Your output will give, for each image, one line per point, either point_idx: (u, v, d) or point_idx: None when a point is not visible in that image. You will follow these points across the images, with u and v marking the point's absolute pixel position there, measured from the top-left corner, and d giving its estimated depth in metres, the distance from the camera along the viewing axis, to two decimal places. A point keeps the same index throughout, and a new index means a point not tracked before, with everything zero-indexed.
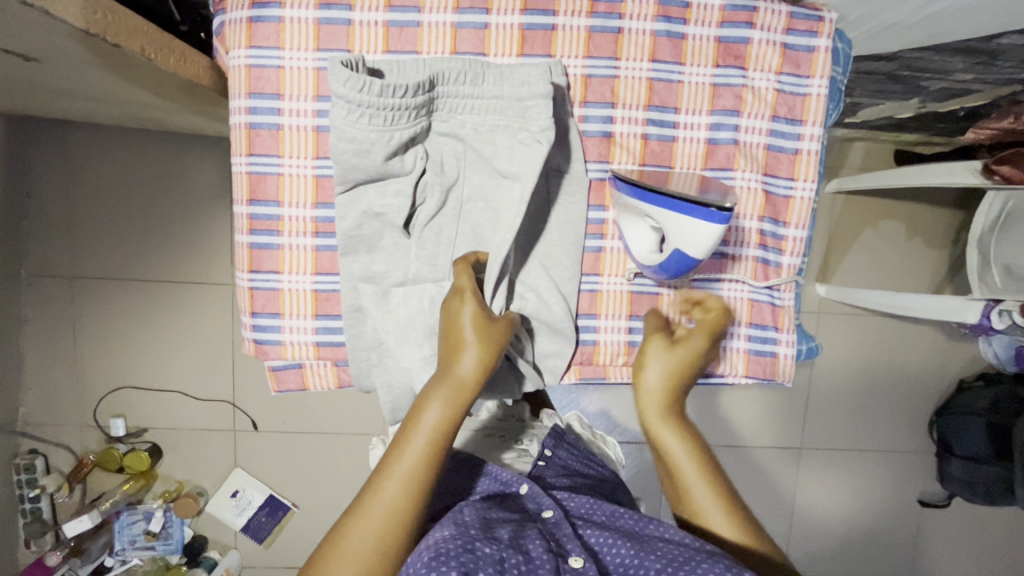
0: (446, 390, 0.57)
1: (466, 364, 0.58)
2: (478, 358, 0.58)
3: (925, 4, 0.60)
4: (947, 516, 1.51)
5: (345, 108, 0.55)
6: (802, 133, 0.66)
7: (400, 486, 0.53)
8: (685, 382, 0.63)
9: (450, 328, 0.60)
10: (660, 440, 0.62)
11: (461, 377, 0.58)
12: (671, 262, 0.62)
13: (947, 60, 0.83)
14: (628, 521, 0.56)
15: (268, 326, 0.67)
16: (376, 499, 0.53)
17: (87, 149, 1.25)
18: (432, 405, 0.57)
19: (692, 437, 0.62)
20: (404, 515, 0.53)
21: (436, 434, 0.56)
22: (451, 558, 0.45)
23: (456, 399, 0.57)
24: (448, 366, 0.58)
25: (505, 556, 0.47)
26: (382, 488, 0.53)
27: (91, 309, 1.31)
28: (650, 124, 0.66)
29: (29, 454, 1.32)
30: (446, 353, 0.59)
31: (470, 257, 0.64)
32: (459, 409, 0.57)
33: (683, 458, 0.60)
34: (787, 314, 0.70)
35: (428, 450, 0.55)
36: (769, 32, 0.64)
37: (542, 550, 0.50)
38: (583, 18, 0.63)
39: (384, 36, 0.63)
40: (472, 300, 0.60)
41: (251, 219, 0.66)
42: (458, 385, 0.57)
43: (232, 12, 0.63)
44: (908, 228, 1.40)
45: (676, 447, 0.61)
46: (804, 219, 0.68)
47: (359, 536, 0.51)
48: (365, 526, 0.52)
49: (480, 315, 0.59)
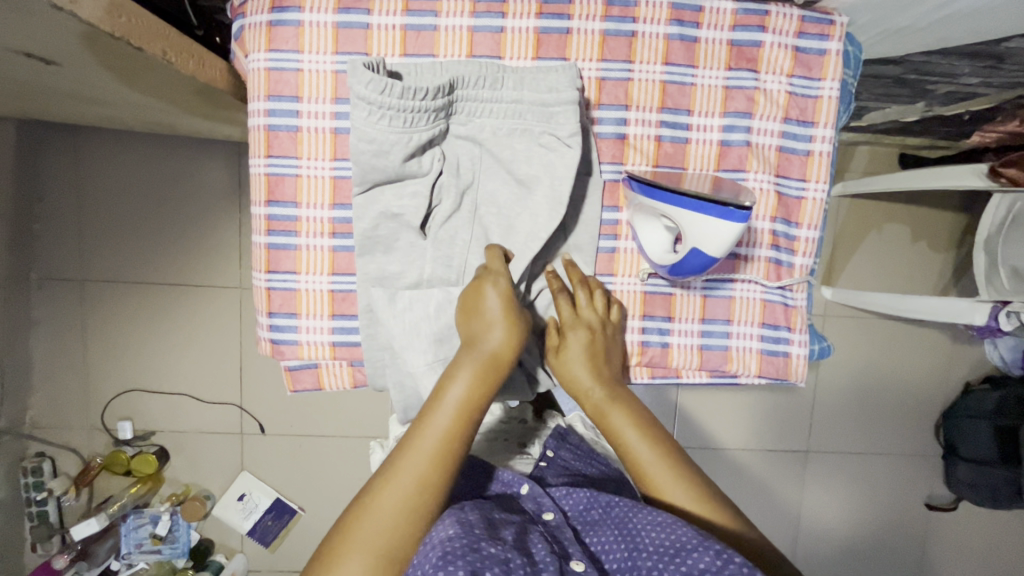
0: (473, 363, 0.59)
1: (494, 339, 0.60)
2: (505, 333, 0.60)
3: (935, 8, 0.61)
4: (955, 519, 1.51)
5: (365, 109, 0.56)
6: (814, 135, 0.67)
7: (431, 454, 0.55)
8: (605, 363, 0.66)
9: (476, 306, 0.61)
10: (608, 425, 0.64)
11: (488, 352, 0.60)
12: (688, 261, 0.62)
13: (953, 64, 0.84)
14: (622, 509, 0.54)
15: (285, 326, 0.68)
16: (405, 467, 0.55)
17: (98, 153, 1.26)
18: (459, 378, 0.59)
19: (642, 419, 0.64)
20: (433, 481, 0.55)
21: (462, 406, 0.58)
22: (459, 557, 0.45)
23: (484, 372, 0.59)
24: (475, 342, 0.60)
25: (510, 556, 0.47)
26: (411, 458, 0.55)
27: (99, 312, 1.32)
28: (664, 125, 0.67)
29: (36, 457, 1.32)
30: (472, 331, 0.61)
31: (499, 251, 0.63)
32: (486, 384, 0.59)
33: (636, 442, 0.62)
34: (800, 315, 0.70)
35: (455, 421, 0.57)
36: (781, 35, 0.65)
37: (545, 552, 0.49)
38: (597, 22, 0.64)
39: (402, 39, 0.64)
40: (500, 281, 0.61)
41: (269, 220, 0.66)
42: (487, 358, 0.60)
43: (252, 16, 0.64)
44: (912, 231, 1.40)
45: (630, 433, 0.63)
46: (816, 220, 0.69)
47: (389, 501, 0.53)
48: (394, 491, 0.53)
49: (507, 293, 0.61)
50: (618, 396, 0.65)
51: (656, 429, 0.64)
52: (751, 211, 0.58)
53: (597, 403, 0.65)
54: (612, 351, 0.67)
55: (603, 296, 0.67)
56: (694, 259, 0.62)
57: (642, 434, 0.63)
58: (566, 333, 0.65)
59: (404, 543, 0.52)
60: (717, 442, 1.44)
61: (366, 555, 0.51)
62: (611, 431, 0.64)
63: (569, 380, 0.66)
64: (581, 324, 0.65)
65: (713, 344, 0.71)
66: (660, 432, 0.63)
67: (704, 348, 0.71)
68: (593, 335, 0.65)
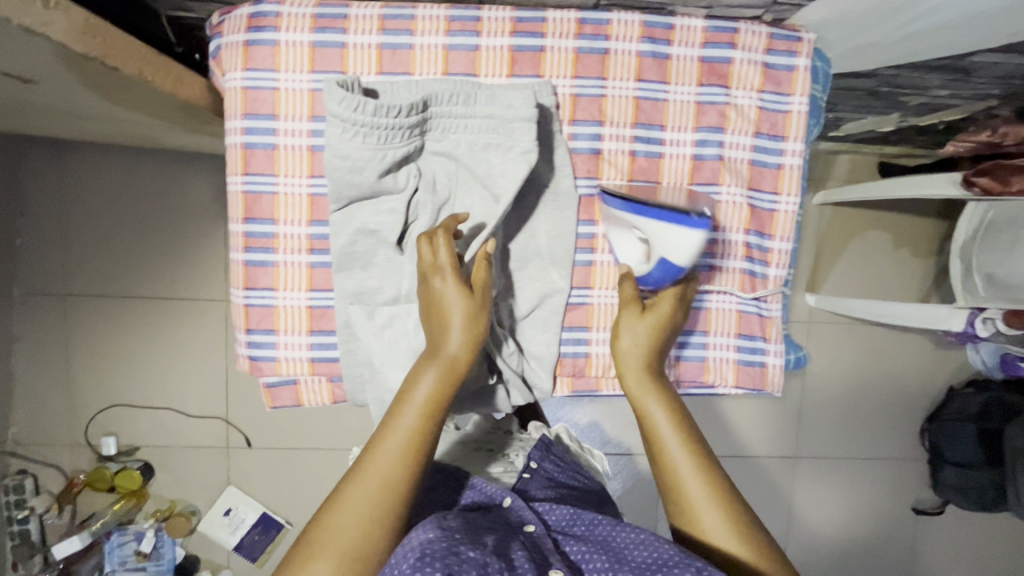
0: (435, 366, 0.59)
1: (455, 342, 0.60)
2: (464, 335, 0.60)
3: (901, 24, 0.63)
4: (941, 522, 1.52)
5: (339, 126, 0.58)
6: (785, 149, 0.68)
7: (397, 456, 0.55)
8: (660, 350, 0.65)
9: (433, 306, 0.61)
10: (641, 405, 0.63)
11: (451, 354, 0.60)
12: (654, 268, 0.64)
13: (924, 77, 0.86)
14: (604, 528, 0.56)
15: (263, 342, 0.68)
16: (373, 468, 0.54)
17: (81, 167, 1.26)
18: (423, 379, 0.58)
19: (678, 410, 0.62)
20: (400, 483, 0.54)
21: (428, 403, 0.57)
22: (437, 560, 0.45)
23: (446, 374, 0.59)
24: (437, 344, 0.60)
25: (489, 560, 0.47)
26: (378, 457, 0.55)
27: (83, 327, 1.31)
28: (638, 140, 0.68)
29: (18, 474, 1.30)
30: (433, 334, 0.61)
31: (451, 223, 0.62)
32: (449, 386, 0.59)
33: (669, 433, 0.60)
34: (775, 325, 0.71)
35: (420, 420, 0.57)
36: (750, 52, 0.66)
37: (525, 559, 0.49)
38: (570, 40, 0.65)
39: (378, 58, 0.65)
40: (453, 279, 0.60)
41: (247, 237, 0.67)
42: (449, 362, 0.59)
43: (229, 35, 0.64)
44: (892, 238, 1.43)
45: (665, 423, 0.61)
46: (789, 232, 0.70)
47: (357, 503, 0.52)
48: (361, 491, 0.53)
49: (463, 293, 0.60)
50: (664, 389, 0.64)
51: (691, 429, 0.61)
52: (711, 219, 0.59)
53: (636, 393, 0.64)
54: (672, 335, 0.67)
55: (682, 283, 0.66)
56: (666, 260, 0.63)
57: (675, 426, 0.61)
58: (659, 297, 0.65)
59: (372, 543, 0.52)
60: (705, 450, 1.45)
61: (335, 557, 0.50)
62: (645, 416, 0.62)
63: (618, 352, 0.65)
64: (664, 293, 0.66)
65: (690, 354, 0.72)
66: (696, 434, 0.61)
67: (681, 359, 0.72)
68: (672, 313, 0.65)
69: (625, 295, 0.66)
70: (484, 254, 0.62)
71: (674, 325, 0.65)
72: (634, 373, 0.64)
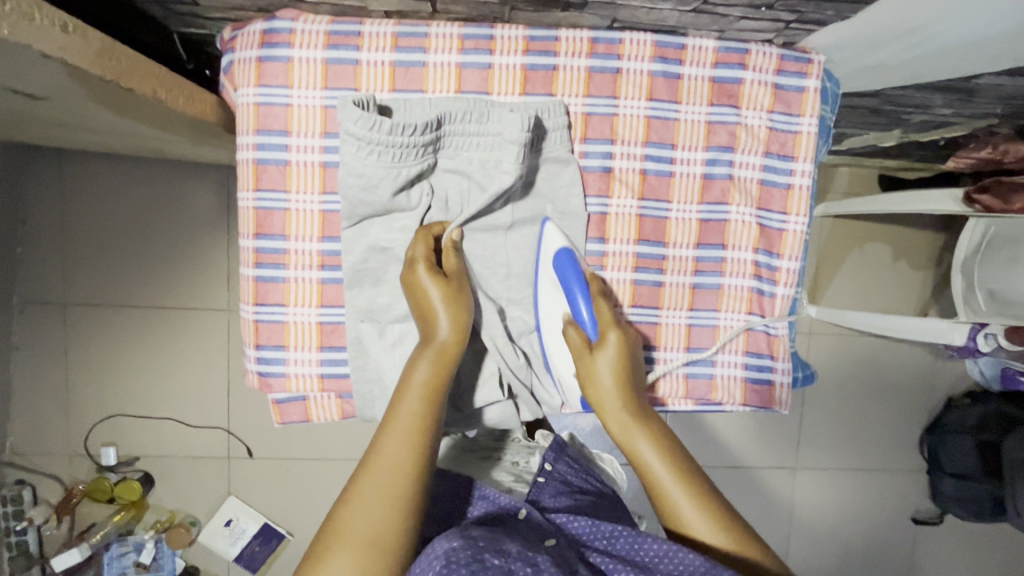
0: (428, 353, 0.60)
1: (444, 325, 0.61)
2: (451, 318, 0.61)
3: (910, 46, 0.64)
4: (940, 535, 1.53)
5: (355, 144, 0.59)
6: (794, 169, 0.69)
7: (402, 440, 0.55)
8: (629, 381, 0.64)
9: (416, 296, 0.62)
10: (634, 454, 0.61)
11: (441, 338, 0.61)
12: (579, 309, 0.65)
13: (928, 97, 0.86)
14: (625, 540, 0.55)
15: (273, 358, 0.68)
16: (380, 457, 0.54)
17: (84, 177, 1.26)
18: (418, 367, 0.60)
19: (672, 450, 0.61)
20: (408, 466, 0.54)
21: (427, 388, 0.59)
22: (462, 566, 0.45)
23: (440, 359, 0.60)
24: (427, 334, 0.61)
25: (514, 567, 0.47)
26: (384, 444, 0.55)
27: (84, 338, 1.30)
28: (648, 159, 0.68)
29: (16, 485, 1.29)
30: (421, 325, 0.62)
31: (434, 230, 0.65)
32: (445, 371, 0.60)
33: (669, 483, 0.58)
34: (782, 343, 0.72)
35: (421, 406, 0.58)
36: (761, 73, 0.67)
37: (550, 562, 0.48)
38: (582, 59, 0.66)
39: (391, 74, 0.65)
40: (425, 270, 0.61)
41: (258, 253, 0.67)
42: (441, 347, 0.61)
43: (242, 50, 0.64)
44: (892, 251, 1.44)
45: (663, 473, 0.59)
46: (798, 251, 0.70)
47: (370, 490, 0.52)
48: (374, 479, 0.52)
49: (438, 279, 0.61)
50: (644, 418, 0.63)
51: (682, 456, 0.61)
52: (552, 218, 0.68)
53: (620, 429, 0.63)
54: (636, 366, 0.66)
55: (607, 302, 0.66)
56: (570, 280, 0.64)
57: (674, 474, 0.59)
58: (602, 332, 0.64)
59: (390, 526, 0.50)
60: (706, 462, 1.45)
61: (352, 545, 0.48)
62: (639, 464, 0.61)
63: (595, 397, 0.64)
64: (605, 325, 0.65)
65: (697, 372, 0.72)
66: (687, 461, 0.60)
67: (688, 376, 0.72)
68: (621, 341, 0.64)
69: (573, 344, 0.65)
70: (453, 245, 0.65)
71: (627, 349, 0.65)
72: (617, 421, 0.63)
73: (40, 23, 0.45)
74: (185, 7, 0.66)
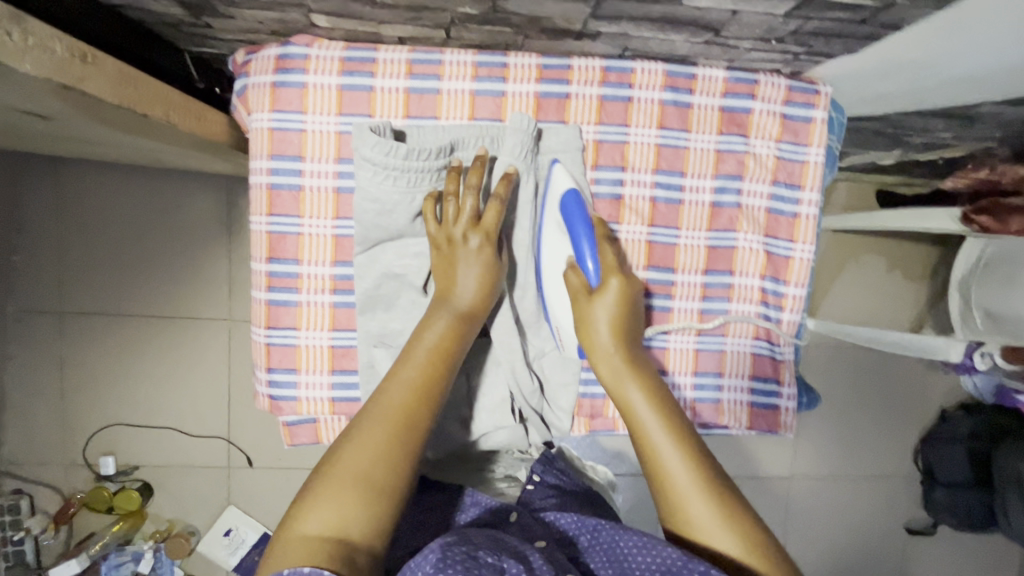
0: (446, 312, 0.59)
1: (464, 290, 0.60)
2: (476, 287, 0.61)
3: (917, 78, 0.65)
4: (931, 542, 1.55)
5: (370, 170, 0.61)
6: (801, 198, 0.70)
7: (407, 390, 0.53)
8: (625, 329, 0.61)
9: (447, 259, 0.61)
10: (623, 401, 0.58)
11: (461, 301, 0.60)
12: (583, 253, 0.63)
13: (930, 121, 0.88)
14: (608, 534, 0.53)
15: (284, 382, 0.68)
16: (382, 402, 0.52)
17: (84, 186, 1.25)
18: (434, 324, 0.58)
19: (662, 399, 0.57)
20: (408, 412, 0.52)
21: (439, 344, 0.57)
22: (456, 562, 0.43)
23: (456, 321, 0.59)
24: (448, 294, 0.60)
25: (507, 565, 0.44)
26: (387, 387, 0.53)
27: (82, 346, 1.29)
28: (658, 187, 0.69)
29: (13, 494, 1.28)
30: (446, 285, 0.61)
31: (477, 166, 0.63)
32: (460, 334, 0.58)
33: (656, 429, 0.55)
34: (788, 368, 0.73)
35: (433, 357, 0.56)
36: (769, 103, 0.68)
37: (543, 561, 0.47)
38: (595, 87, 0.66)
39: (405, 101, 0.65)
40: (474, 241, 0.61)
41: (270, 276, 0.66)
42: (461, 312, 0.60)
43: (256, 76, 0.64)
44: (888, 263, 1.46)
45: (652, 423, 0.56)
46: (803, 278, 0.71)
47: (366, 434, 0.50)
48: (373, 427, 0.50)
49: (481, 255, 0.61)
50: (637, 366, 0.60)
51: (671, 406, 0.57)
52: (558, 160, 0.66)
53: (609, 376, 0.60)
54: (635, 316, 0.64)
55: (611, 246, 0.64)
56: (575, 222, 0.63)
57: (661, 420, 0.55)
58: (603, 278, 0.62)
59: (385, 468, 0.49)
60: None
61: (345, 486, 0.47)
62: (627, 409, 0.58)
63: (588, 343, 0.62)
64: (606, 270, 0.63)
65: (705, 397, 0.72)
66: (676, 411, 0.57)
67: (696, 401, 0.72)
68: (622, 286, 0.62)
69: (572, 288, 0.63)
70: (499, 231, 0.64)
71: (625, 297, 0.62)
72: (609, 367, 0.60)
73: (60, 57, 0.44)
74: (197, 29, 0.65)
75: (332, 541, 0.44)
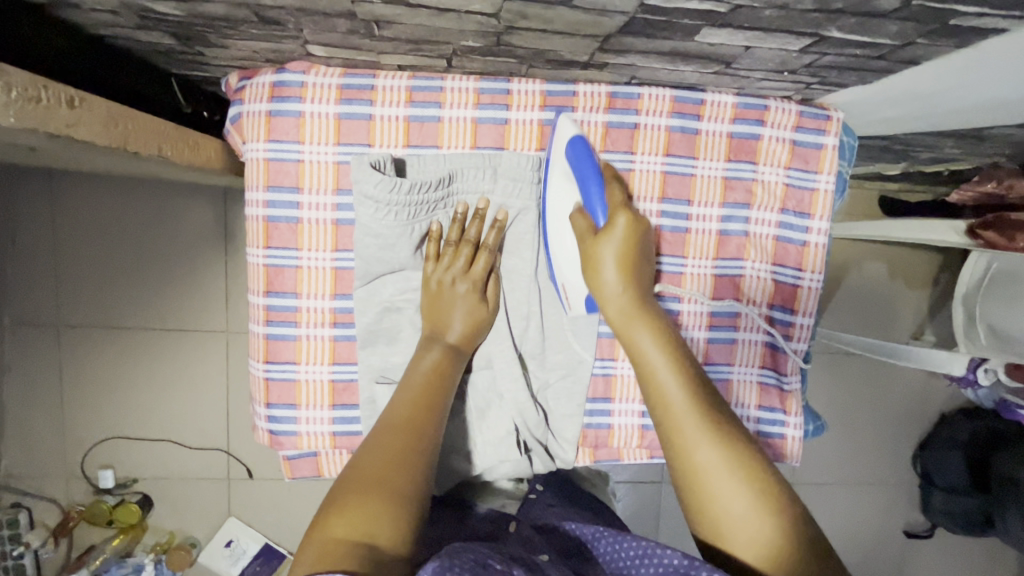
0: (437, 348, 0.60)
1: (455, 329, 0.62)
2: (465, 327, 0.62)
3: (930, 105, 0.63)
4: (929, 544, 1.56)
5: (372, 207, 0.59)
6: (810, 226, 0.68)
7: (409, 406, 0.54)
8: (635, 271, 0.59)
9: (436, 301, 0.63)
10: (632, 347, 0.56)
11: (451, 340, 0.62)
12: (590, 195, 0.59)
13: (939, 139, 0.86)
14: (606, 542, 0.52)
15: (284, 417, 0.67)
16: (385, 419, 0.52)
17: (76, 197, 1.23)
18: (426, 356, 0.59)
19: (673, 346, 0.56)
20: (415, 426, 0.52)
21: (434, 371, 0.58)
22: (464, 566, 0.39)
23: (448, 356, 0.60)
24: (438, 334, 0.62)
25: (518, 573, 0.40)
26: (388, 408, 0.54)
27: (77, 359, 1.28)
28: (664, 215, 0.67)
29: (12, 508, 1.28)
30: (436, 325, 0.62)
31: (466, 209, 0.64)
32: (453, 366, 0.60)
33: (666, 378, 0.54)
34: (794, 399, 0.72)
35: (428, 380, 0.57)
36: (780, 129, 0.66)
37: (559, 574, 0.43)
38: (600, 113, 0.64)
39: (405, 130, 0.63)
40: (462, 286, 0.63)
41: (267, 310, 0.65)
42: (451, 347, 0.61)
43: (250, 103, 0.62)
44: (890, 270, 1.44)
45: (661, 368, 0.54)
46: (811, 308, 0.70)
47: (378, 450, 0.49)
48: (382, 441, 0.50)
49: (470, 297, 0.63)
50: (646, 311, 0.58)
51: (682, 353, 0.56)
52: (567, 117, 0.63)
53: (618, 320, 0.58)
54: (645, 256, 0.61)
55: (620, 185, 0.60)
56: (580, 165, 0.59)
57: (672, 368, 0.54)
58: (611, 216, 0.58)
59: (404, 479, 0.47)
60: None
61: (370, 494, 0.45)
62: (637, 355, 0.56)
63: (595, 285, 0.59)
64: (613, 208, 0.59)
65: None
66: (687, 360, 0.55)
67: None
68: (630, 225, 0.58)
69: (579, 230, 0.60)
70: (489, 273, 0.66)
71: (635, 237, 0.59)
72: (618, 310, 0.58)
73: (47, 104, 0.42)
74: (190, 56, 0.63)
75: (360, 545, 0.41)
